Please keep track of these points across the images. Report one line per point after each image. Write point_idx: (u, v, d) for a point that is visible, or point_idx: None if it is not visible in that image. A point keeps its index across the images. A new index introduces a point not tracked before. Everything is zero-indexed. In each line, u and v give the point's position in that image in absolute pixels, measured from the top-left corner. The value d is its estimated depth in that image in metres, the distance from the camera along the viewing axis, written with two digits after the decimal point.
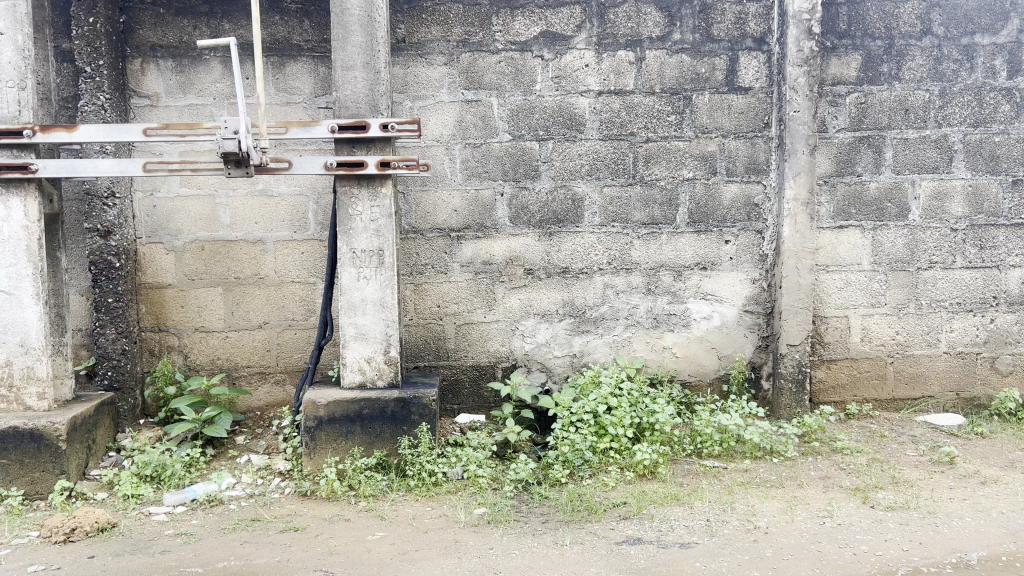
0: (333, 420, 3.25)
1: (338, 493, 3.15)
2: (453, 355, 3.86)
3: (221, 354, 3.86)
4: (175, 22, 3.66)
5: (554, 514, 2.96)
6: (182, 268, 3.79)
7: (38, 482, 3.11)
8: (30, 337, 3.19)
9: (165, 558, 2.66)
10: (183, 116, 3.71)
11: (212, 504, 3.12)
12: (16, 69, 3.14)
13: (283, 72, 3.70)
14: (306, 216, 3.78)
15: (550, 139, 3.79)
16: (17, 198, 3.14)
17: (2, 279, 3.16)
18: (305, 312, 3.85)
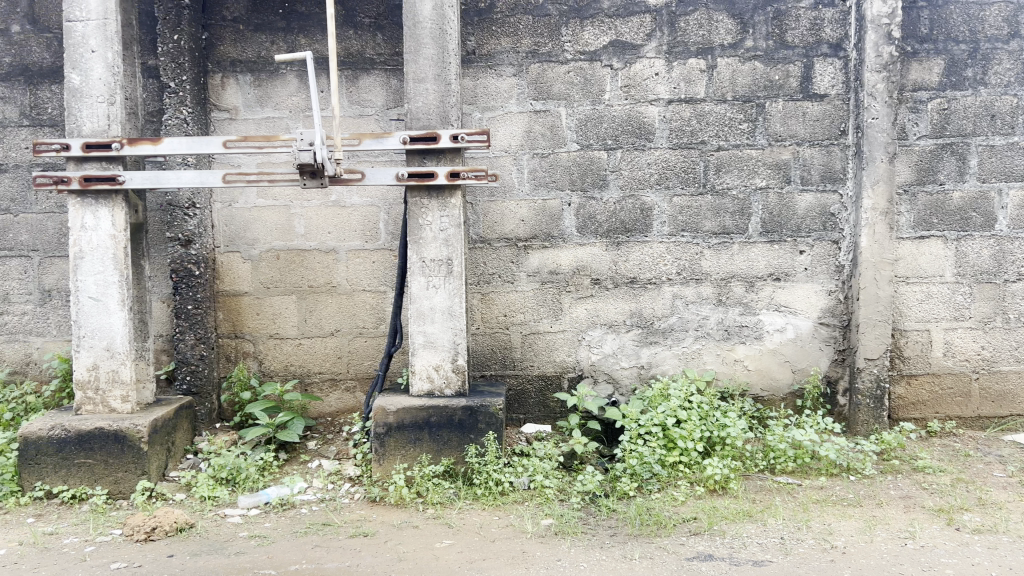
0: (402, 427, 3.28)
1: (406, 500, 3.18)
2: (519, 364, 3.86)
3: (293, 360, 3.94)
4: (254, 38, 3.77)
5: (622, 527, 2.92)
6: (258, 276, 3.89)
7: (121, 482, 3.22)
8: (116, 342, 3.31)
9: (240, 560, 2.73)
10: (261, 129, 3.82)
11: (284, 507, 3.19)
12: (106, 85, 3.28)
13: (356, 85, 3.77)
14: (377, 226, 3.85)
15: (619, 148, 3.77)
16: (105, 208, 3.28)
17: (90, 286, 3.30)
18: (375, 320, 3.91)
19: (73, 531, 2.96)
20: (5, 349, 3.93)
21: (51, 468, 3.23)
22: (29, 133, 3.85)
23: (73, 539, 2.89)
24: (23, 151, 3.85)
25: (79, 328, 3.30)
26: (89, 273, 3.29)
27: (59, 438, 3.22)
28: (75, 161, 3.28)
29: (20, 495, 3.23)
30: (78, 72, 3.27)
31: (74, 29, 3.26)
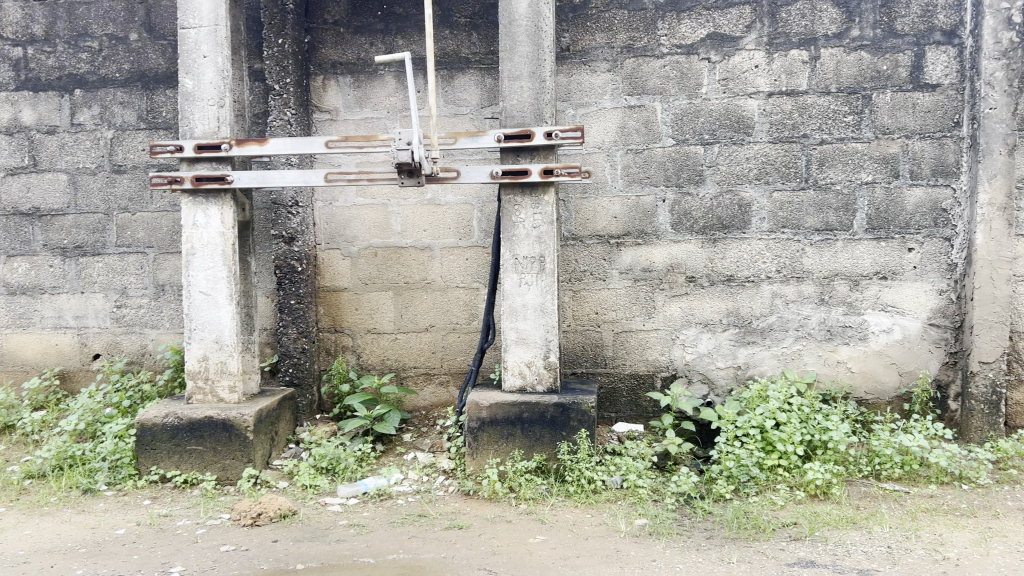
0: (495, 422, 3.31)
1: (499, 495, 3.21)
2: (611, 362, 3.83)
3: (390, 355, 4.03)
4: (354, 40, 3.88)
5: (719, 530, 2.86)
6: (356, 272, 4.00)
7: (228, 469, 3.37)
8: (224, 335, 3.46)
9: (340, 547, 2.81)
10: (360, 129, 3.92)
11: (382, 498, 3.27)
12: (216, 89, 3.43)
13: (451, 84, 3.82)
14: (471, 223, 3.90)
15: (716, 142, 3.70)
16: (215, 207, 3.43)
17: (201, 281, 3.46)
18: (468, 316, 3.95)
19: (186, 514, 3.12)
20: (123, 340, 4.17)
21: (165, 453, 3.40)
22: (146, 135, 4.06)
23: (186, 522, 3.05)
24: (140, 152, 4.07)
25: (191, 321, 3.47)
26: (200, 269, 3.45)
27: (172, 425, 3.39)
28: (188, 162, 3.44)
29: (137, 478, 3.42)
30: (191, 76, 3.43)
31: (188, 35, 3.42)
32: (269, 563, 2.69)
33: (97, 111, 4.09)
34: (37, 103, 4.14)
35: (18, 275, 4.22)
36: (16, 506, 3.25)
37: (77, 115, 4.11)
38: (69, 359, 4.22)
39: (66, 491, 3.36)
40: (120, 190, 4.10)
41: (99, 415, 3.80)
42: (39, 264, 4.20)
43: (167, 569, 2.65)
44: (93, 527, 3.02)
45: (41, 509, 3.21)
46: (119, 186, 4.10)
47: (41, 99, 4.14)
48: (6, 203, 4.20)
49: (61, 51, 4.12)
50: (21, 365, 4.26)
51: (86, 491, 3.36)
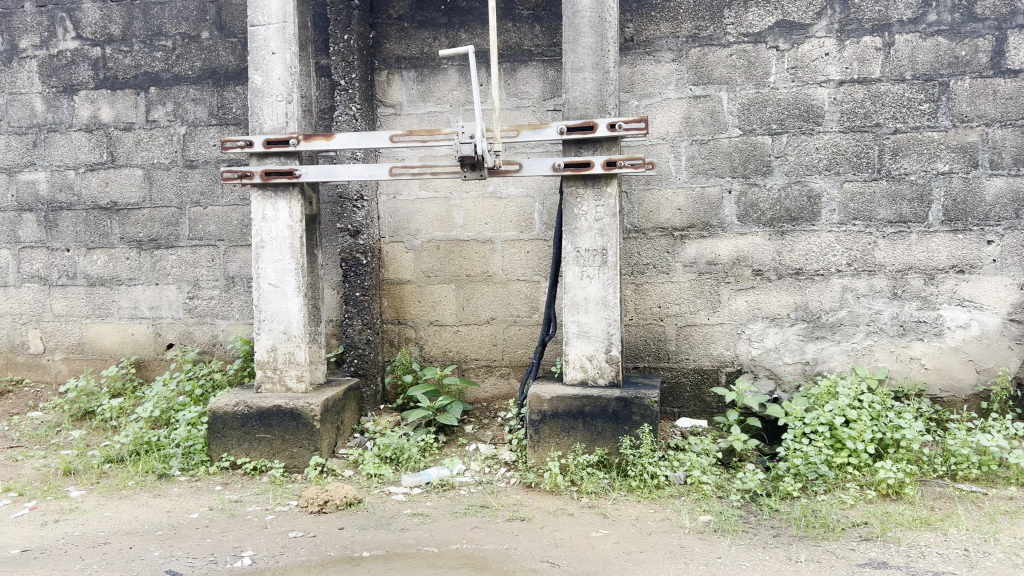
0: (557, 415, 3.30)
1: (561, 488, 3.20)
2: (674, 356, 3.78)
3: (452, 347, 4.07)
4: (417, 34, 3.91)
5: (786, 528, 2.81)
6: (419, 265, 4.04)
7: (296, 456, 3.45)
8: (292, 326, 3.54)
9: (404, 536, 2.85)
10: (424, 124, 3.95)
11: (444, 488, 3.30)
12: (285, 85, 3.50)
13: (514, 77, 3.82)
14: (532, 216, 3.89)
15: (784, 132, 3.62)
16: (284, 201, 3.50)
17: (271, 273, 3.54)
18: (529, 309, 3.96)
19: (255, 500, 3.20)
20: (195, 330, 4.30)
21: (236, 441, 3.50)
22: (217, 131, 4.17)
23: (256, 507, 3.13)
24: (212, 148, 4.18)
25: (261, 312, 3.55)
26: (269, 261, 3.53)
27: (242, 413, 3.48)
28: (258, 157, 3.53)
29: (209, 464, 3.52)
30: (260, 73, 3.51)
31: (257, 33, 3.50)
32: (336, 550, 2.74)
33: (171, 108, 4.22)
34: (115, 101, 4.29)
35: (97, 267, 4.39)
36: (97, 489, 3.38)
37: (152, 112, 4.24)
38: (145, 349, 4.37)
39: (143, 475, 3.49)
40: (192, 185, 4.22)
41: (173, 403, 3.93)
42: (117, 256, 4.36)
43: (239, 552, 2.73)
44: (168, 511, 3.13)
45: (119, 492, 3.34)
46: (191, 181, 4.22)
47: (118, 97, 4.28)
48: (86, 198, 4.37)
49: (137, 50, 4.25)
50: (100, 354, 4.44)
51: (161, 476, 3.48)
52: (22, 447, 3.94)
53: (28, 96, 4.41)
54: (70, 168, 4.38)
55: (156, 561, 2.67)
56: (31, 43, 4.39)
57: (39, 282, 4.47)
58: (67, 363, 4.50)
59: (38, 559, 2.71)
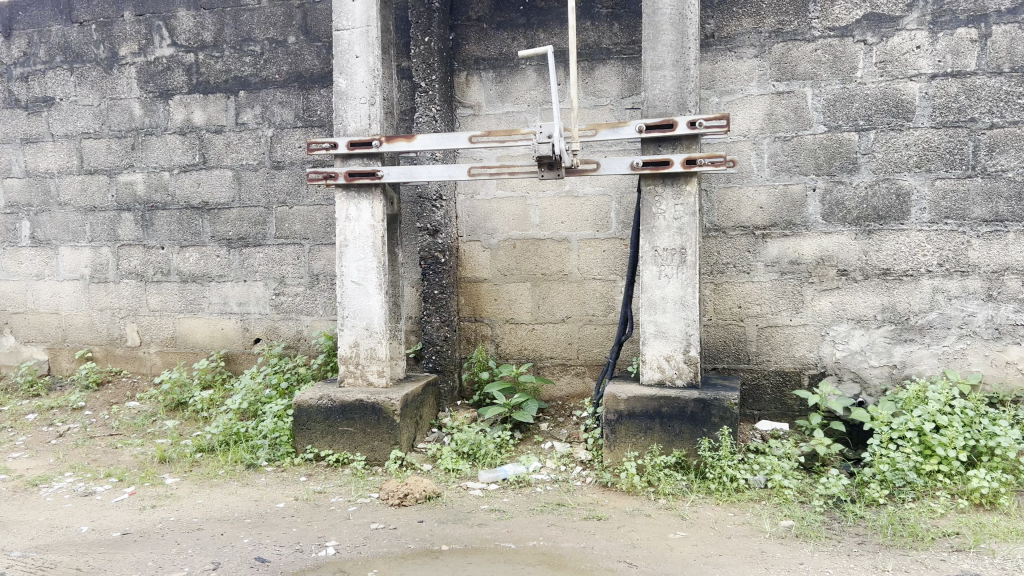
0: (634, 415, 3.29)
1: (638, 488, 3.19)
2: (754, 358, 3.72)
3: (528, 345, 4.09)
4: (496, 35, 3.95)
5: (872, 536, 2.74)
6: (496, 264, 4.08)
7: (377, 450, 3.53)
8: (373, 322, 3.62)
9: (482, 531, 2.89)
10: (501, 124, 3.99)
11: (521, 485, 3.33)
12: (368, 87, 3.58)
13: (592, 76, 3.82)
14: (609, 215, 3.88)
15: (872, 129, 3.51)
16: (366, 201, 3.59)
17: (354, 271, 3.63)
18: (605, 308, 3.95)
19: (338, 491, 3.30)
20: (281, 326, 4.44)
21: (319, 434, 3.60)
22: (302, 133, 4.30)
23: (339, 499, 3.22)
24: (297, 149, 4.31)
25: (344, 309, 3.65)
26: (352, 260, 3.63)
27: (325, 407, 3.58)
28: (342, 158, 3.62)
29: (294, 455, 3.64)
30: (344, 76, 3.60)
31: (342, 37, 3.59)
32: (416, 542, 2.80)
33: (259, 111, 4.37)
34: (207, 105, 4.47)
35: (190, 264, 4.58)
36: (190, 477, 3.54)
37: (241, 114, 4.40)
38: (234, 343, 4.55)
39: (233, 464, 3.64)
40: (278, 185, 4.37)
41: (260, 395, 4.08)
42: (208, 254, 4.54)
43: (324, 542, 2.82)
44: (256, 500, 3.25)
45: (210, 480, 3.49)
46: (278, 181, 4.37)
47: (210, 101, 4.46)
48: (180, 198, 4.57)
49: (228, 56, 4.42)
50: (192, 347, 4.64)
51: (249, 466, 3.62)
52: (121, 435, 4.15)
53: (127, 101, 4.64)
54: (165, 169, 4.59)
55: (246, 548, 2.79)
56: (130, 51, 4.61)
57: (136, 278, 4.70)
58: (161, 355, 4.72)
59: (138, 542, 2.86)
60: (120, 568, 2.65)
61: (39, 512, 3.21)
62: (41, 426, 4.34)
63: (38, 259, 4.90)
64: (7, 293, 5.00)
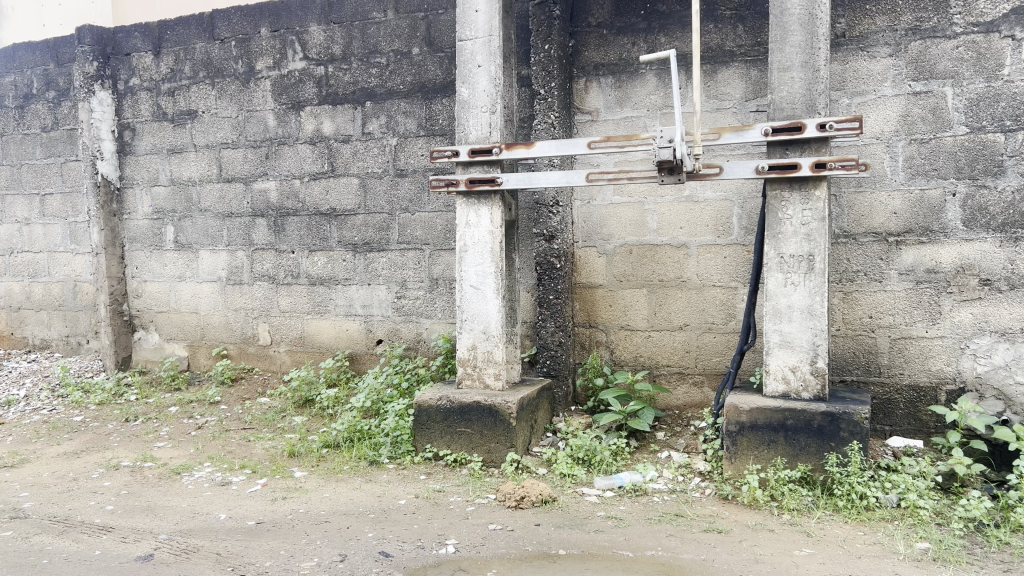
0: (755, 427, 3.20)
1: (760, 502, 3.10)
2: (885, 371, 3.55)
3: (644, 352, 4.05)
4: (617, 40, 3.94)
5: (1019, 565, 2.56)
6: (612, 269, 4.06)
7: (493, 452, 3.58)
8: (491, 326, 3.68)
9: (598, 537, 2.88)
10: (620, 129, 3.97)
11: (637, 493, 3.29)
12: (489, 96, 3.64)
13: (714, 79, 3.76)
14: (730, 220, 3.81)
15: (1020, 129, 3.30)
16: (485, 207, 3.65)
17: (472, 275, 3.70)
18: (725, 316, 3.87)
19: (457, 491, 3.36)
20: (402, 328, 4.58)
21: (438, 433, 3.69)
22: (425, 141, 4.42)
23: (457, 498, 3.29)
24: (420, 157, 4.44)
25: (463, 313, 3.73)
26: (471, 265, 3.70)
27: (444, 408, 3.67)
28: (463, 165, 3.70)
29: (414, 454, 3.74)
30: (467, 86, 3.68)
31: (465, 47, 3.67)
32: (534, 545, 2.83)
33: (384, 121, 4.52)
34: (336, 115, 4.67)
35: (318, 268, 4.79)
36: (317, 471, 3.70)
37: (367, 124, 4.57)
38: (358, 343, 4.72)
39: (357, 460, 3.77)
40: (401, 192, 4.51)
41: (382, 395, 4.22)
42: (335, 258, 4.74)
43: (444, 540, 2.89)
44: (379, 495, 3.36)
45: (336, 475, 3.63)
46: (401, 188, 4.51)
47: (338, 112, 4.66)
48: (310, 205, 4.78)
49: (355, 68, 4.60)
50: (319, 347, 4.84)
51: (372, 462, 3.75)
52: (254, 429, 4.38)
53: (262, 113, 4.90)
54: (297, 177, 4.82)
55: (370, 542, 2.88)
56: (266, 65, 4.87)
57: (269, 280, 4.95)
58: (290, 354, 4.95)
59: (271, 531, 3.01)
60: (256, 555, 2.80)
61: (182, 498, 3.43)
62: (182, 418, 4.64)
63: (181, 262, 5.24)
64: (153, 293, 5.37)
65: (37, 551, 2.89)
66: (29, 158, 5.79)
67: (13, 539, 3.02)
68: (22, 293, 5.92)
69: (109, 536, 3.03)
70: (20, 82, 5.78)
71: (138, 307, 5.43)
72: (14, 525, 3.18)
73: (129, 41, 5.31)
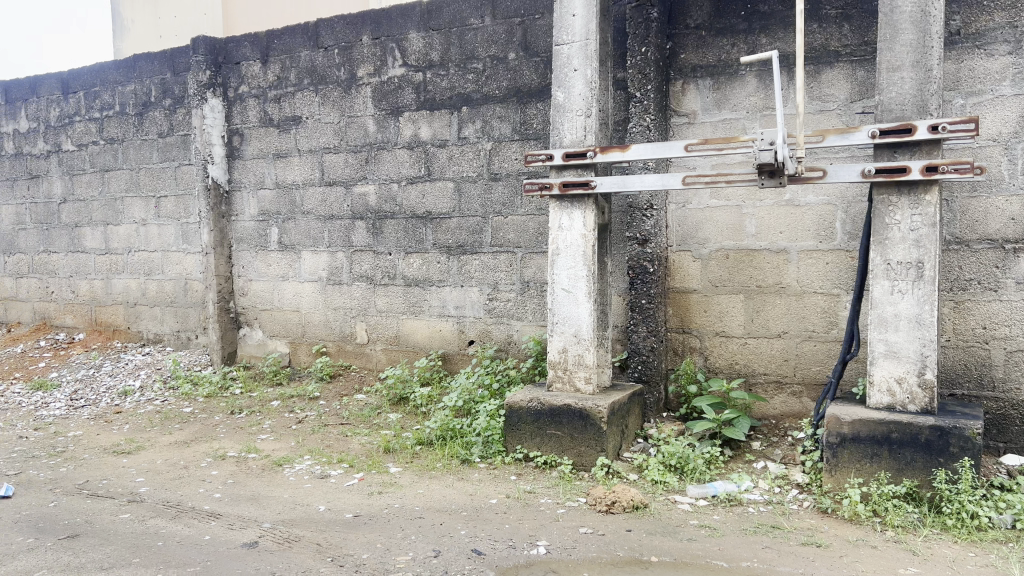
0: (858, 439, 3.10)
1: (862, 517, 2.99)
2: (1000, 385, 3.37)
3: (740, 359, 3.97)
4: (716, 42, 3.88)
5: None
6: (708, 274, 4.00)
7: (583, 455, 3.58)
8: (582, 329, 3.68)
9: (692, 546, 2.85)
10: (718, 131, 3.91)
11: (732, 503, 3.23)
12: (584, 99, 3.65)
13: (818, 80, 3.65)
14: (833, 225, 3.70)
15: None
16: (579, 210, 3.66)
17: (565, 278, 3.71)
18: (827, 324, 3.76)
19: (547, 493, 3.38)
20: (494, 329, 4.64)
21: (529, 435, 3.73)
22: (519, 145, 4.47)
23: (548, 500, 3.31)
24: (514, 161, 4.49)
25: (554, 315, 3.75)
26: (564, 268, 3.71)
27: (535, 409, 3.70)
28: (556, 169, 3.72)
29: (505, 454, 3.78)
30: (563, 89, 3.70)
31: (562, 51, 3.69)
32: (625, 551, 2.81)
33: (479, 126, 4.59)
34: (433, 120, 4.77)
35: (414, 269, 4.90)
36: (411, 467, 3.79)
37: (463, 129, 4.65)
38: (450, 344, 4.80)
39: (450, 458, 3.84)
40: (496, 196, 4.56)
41: (474, 395, 4.28)
42: (430, 260, 4.84)
43: (535, 541, 2.91)
44: (471, 494, 3.41)
45: (430, 472, 3.71)
46: (495, 192, 4.57)
47: (435, 117, 4.75)
48: (407, 208, 4.90)
49: (453, 74, 4.69)
50: (413, 347, 4.95)
51: (464, 461, 3.81)
52: (351, 424, 4.52)
53: (363, 118, 5.05)
54: (394, 181, 4.95)
55: (463, 539, 2.93)
56: (367, 72, 5.01)
57: (366, 281, 5.09)
58: (385, 353, 5.08)
59: (368, 524, 3.10)
60: (354, 546, 2.89)
61: (284, 489, 3.57)
62: (284, 412, 4.83)
63: (285, 262, 5.45)
64: (258, 291, 5.60)
65: (152, 533, 3.07)
66: (147, 162, 6.13)
67: (131, 521, 3.22)
68: (138, 289, 6.28)
69: (217, 522, 3.18)
70: (140, 90, 6.13)
71: (243, 304, 5.68)
72: (132, 507, 3.39)
73: (240, 50, 5.56)
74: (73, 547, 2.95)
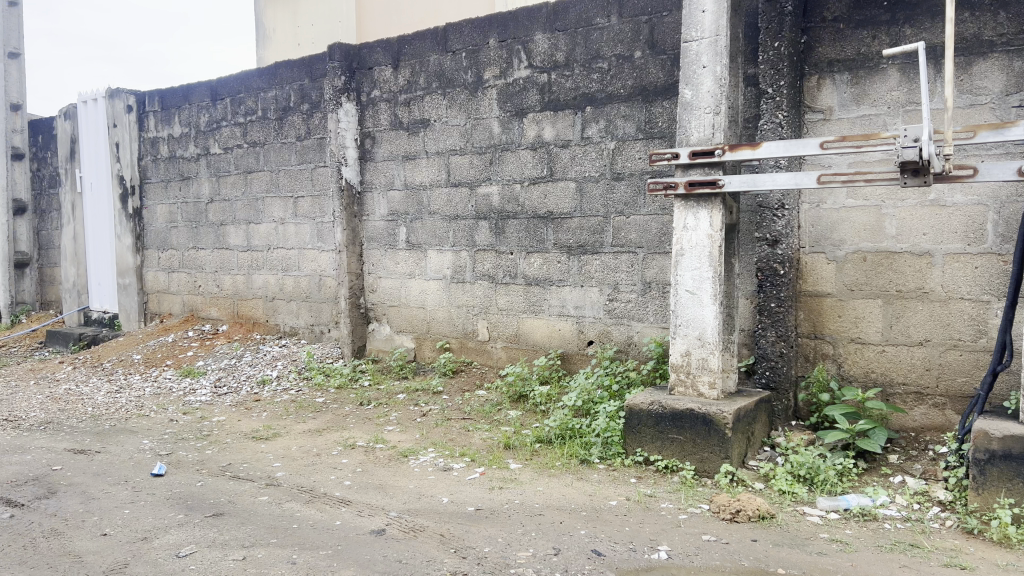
0: (1009, 457, 2.90)
1: (1013, 541, 2.78)
2: None
3: (876, 368, 3.78)
4: (855, 34, 3.71)
5: None
6: (842, 277, 3.82)
7: (706, 461, 3.51)
8: (706, 332, 3.60)
9: (822, 560, 2.74)
10: (856, 128, 3.74)
11: (866, 518, 3.08)
12: (713, 97, 3.56)
13: (968, 72, 3.43)
14: (984, 227, 3.46)
15: None
16: (705, 210, 3.58)
17: (688, 280, 3.64)
18: (975, 332, 3.53)
19: (668, 497, 3.34)
20: (613, 330, 4.62)
21: (649, 437, 3.69)
22: (643, 144, 4.43)
23: (669, 505, 3.26)
24: (637, 161, 4.46)
25: (677, 317, 3.68)
26: (688, 269, 3.64)
27: (657, 412, 3.65)
28: (682, 168, 3.65)
29: (624, 456, 3.76)
30: (690, 87, 3.63)
31: (690, 48, 3.62)
32: (750, 561, 2.74)
33: (603, 125, 4.58)
34: (557, 121, 4.79)
35: (534, 269, 4.95)
36: (531, 464, 3.83)
37: (587, 129, 4.65)
38: (570, 343, 4.81)
39: (569, 458, 3.85)
40: (618, 195, 4.54)
41: (593, 395, 4.28)
42: (550, 260, 4.87)
43: (656, 545, 2.87)
44: (591, 494, 3.41)
45: (549, 470, 3.73)
46: (617, 192, 4.55)
47: (559, 118, 4.78)
48: (529, 208, 4.95)
49: (578, 74, 4.69)
50: (533, 345, 5.00)
51: (583, 461, 3.81)
52: (472, 419, 4.61)
53: (488, 120, 5.13)
54: (517, 181, 5.01)
55: (582, 539, 2.94)
56: (492, 74, 5.10)
57: (489, 279, 5.18)
58: (505, 351, 5.15)
59: (490, 518, 3.16)
60: (476, 539, 2.95)
61: (409, 480, 3.69)
62: (408, 405, 4.99)
63: (411, 260, 5.62)
64: (385, 288, 5.81)
65: (288, 516, 3.24)
66: (286, 164, 6.47)
67: (269, 504, 3.41)
68: (276, 284, 6.64)
69: (347, 509, 3.33)
70: (280, 96, 6.46)
71: (372, 300, 5.90)
72: (270, 490, 3.59)
73: (373, 56, 5.76)
74: (219, 525, 3.16)
